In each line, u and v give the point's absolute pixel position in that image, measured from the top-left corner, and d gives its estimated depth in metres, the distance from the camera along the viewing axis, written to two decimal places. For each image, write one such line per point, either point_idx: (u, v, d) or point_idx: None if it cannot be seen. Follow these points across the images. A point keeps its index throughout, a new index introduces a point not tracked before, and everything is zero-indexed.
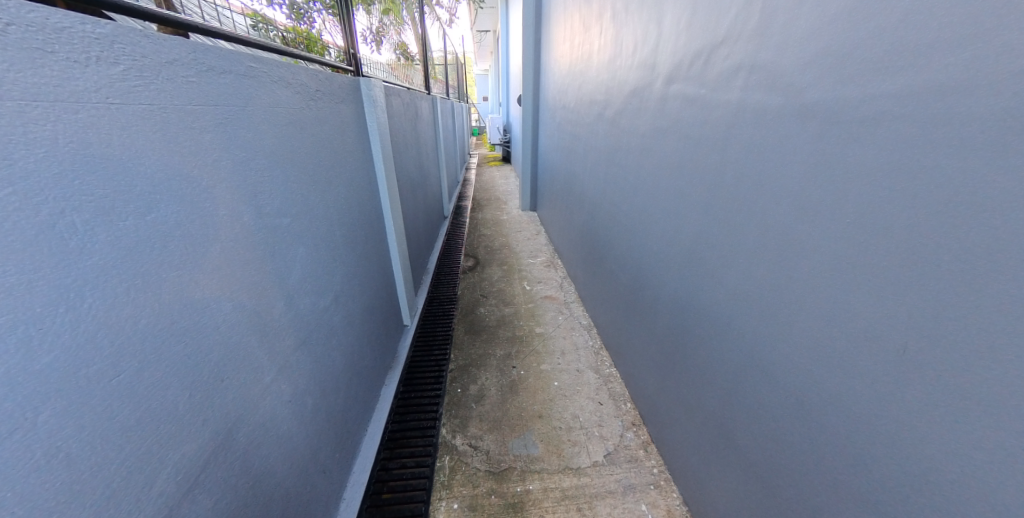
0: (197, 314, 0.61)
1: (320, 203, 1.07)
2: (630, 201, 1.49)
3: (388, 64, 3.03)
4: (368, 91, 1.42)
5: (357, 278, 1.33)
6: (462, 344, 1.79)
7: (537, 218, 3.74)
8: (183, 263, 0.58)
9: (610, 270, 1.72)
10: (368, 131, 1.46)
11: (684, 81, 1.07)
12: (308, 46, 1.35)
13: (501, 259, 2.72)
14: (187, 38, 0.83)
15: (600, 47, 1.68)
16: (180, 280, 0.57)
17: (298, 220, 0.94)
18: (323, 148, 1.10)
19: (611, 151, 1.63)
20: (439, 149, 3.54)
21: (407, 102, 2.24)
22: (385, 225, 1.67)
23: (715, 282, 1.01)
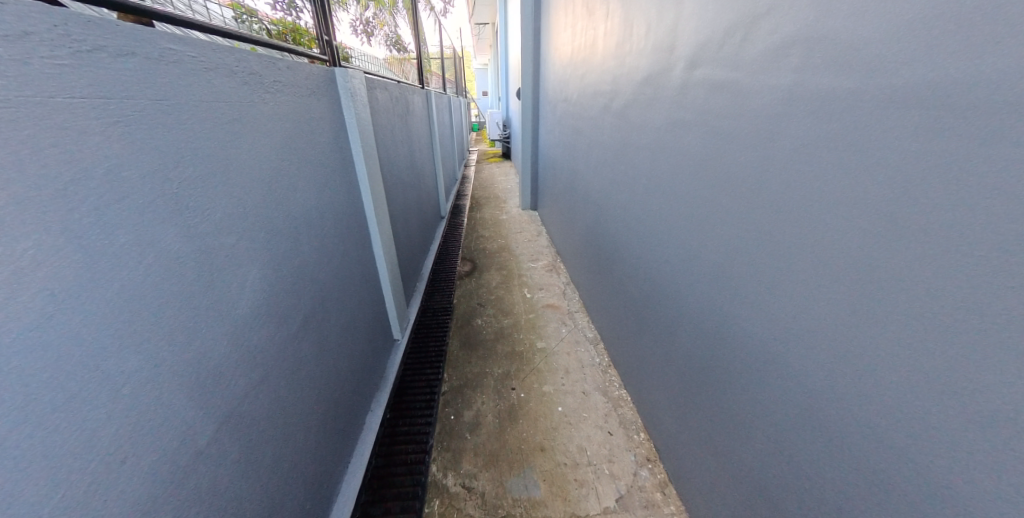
0: (101, 372, 0.47)
1: (283, 214, 0.92)
2: (644, 204, 1.33)
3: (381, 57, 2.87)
4: (346, 83, 1.26)
5: (333, 296, 1.18)
6: (457, 360, 1.65)
7: (538, 218, 3.58)
8: (71, 309, 0.43)
9: (620, 280, 1.56)
10: (345, 127, 1.30)
11: (712, 66, 0.90)
12: (295, 38, 1.19)
13: (499, 263, 2.57)
14: (151, 26, 0.72)
15: (607, 31, 1.50)
16: (67, 333, 0.43)
17: (252, 236, 0.79)
18: (285, 148, 0.94)
19: (621, 148, 1.46)
20: (434, 147, 3.39)
21: (397, 96, 2.08)
22: (369, 231, 1.52)
23: (750, 303, 0.86)
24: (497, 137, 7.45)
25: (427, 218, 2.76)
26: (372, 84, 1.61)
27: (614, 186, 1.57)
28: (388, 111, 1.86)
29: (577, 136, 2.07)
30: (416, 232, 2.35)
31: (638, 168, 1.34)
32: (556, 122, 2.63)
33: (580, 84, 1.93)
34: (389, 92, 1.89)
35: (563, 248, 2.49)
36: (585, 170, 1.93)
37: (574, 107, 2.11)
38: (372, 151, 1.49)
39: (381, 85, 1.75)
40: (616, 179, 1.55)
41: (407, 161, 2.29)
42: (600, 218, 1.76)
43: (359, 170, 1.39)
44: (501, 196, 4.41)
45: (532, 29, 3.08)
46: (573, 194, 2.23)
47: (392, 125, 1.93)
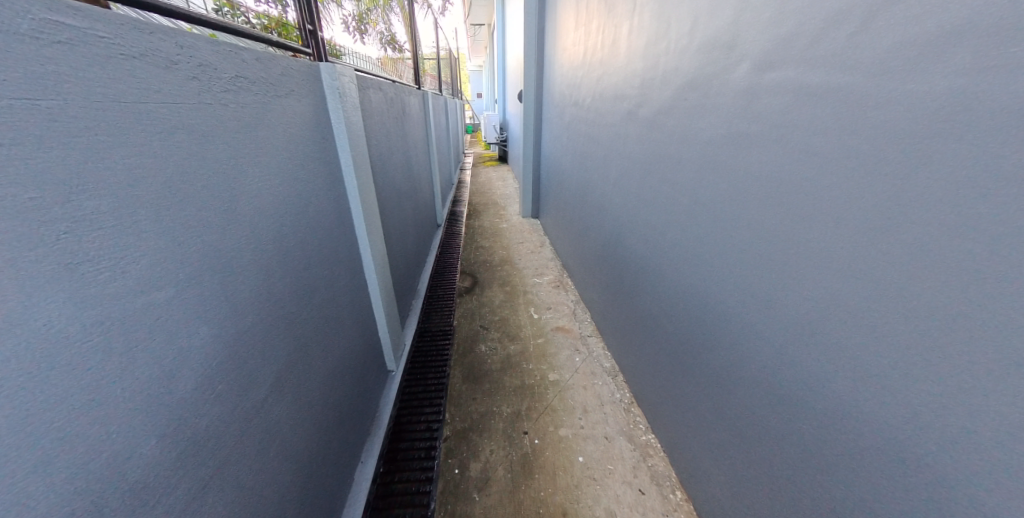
0: None
1: (251, 244, 0.73)
2: (678, 226, 1.16)
3: (375, 57, 2.70)
4: (334, 82, 1.06)
5: (316, 337, 0.99)
6: (461, 395, 1.46)
7: (540, 226, 3.41)
8: None
9: (646, 307, 1.39)
10: (336, 134, 1.11)
11: (793, 68, 0.74)
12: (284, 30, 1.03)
13: (502, 278, 2.39)
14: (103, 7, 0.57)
15: (632, 29, 1.34)
16: None
17: (208, 279, 0.60)
18: (254, 162, 0.75)
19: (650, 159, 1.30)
20: (431, 152, 3.20)
21: (393, 98, 1.89)
22: (361, 252, 1.33)
23: (836, 360, 0.70)
24: (494, 140, 7.26)
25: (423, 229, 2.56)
26: (364, 84, 1.41)
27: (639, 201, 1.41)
28: (382, 114, 1.66)
29: (591, 143, 1.90)
30: (412, 246, 2.15)
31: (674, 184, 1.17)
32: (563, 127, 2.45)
33: (596, 87, 1.76)
34: (383, 93, 1.69)
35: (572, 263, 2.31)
36: (603, 181, 1.76)
37: (587, 112, 1.94)
38: (364, 160, 1.30)
39: (374, 84, 1.54)
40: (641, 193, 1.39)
41: (403, 169, 2.09)
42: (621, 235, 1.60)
43: (348, 184, 1.20)
44: (501, 202, 4.23)
45: (536, 28, 2.90)
46: (584, 206, 2.06)
47: (386, 129, 1.73)
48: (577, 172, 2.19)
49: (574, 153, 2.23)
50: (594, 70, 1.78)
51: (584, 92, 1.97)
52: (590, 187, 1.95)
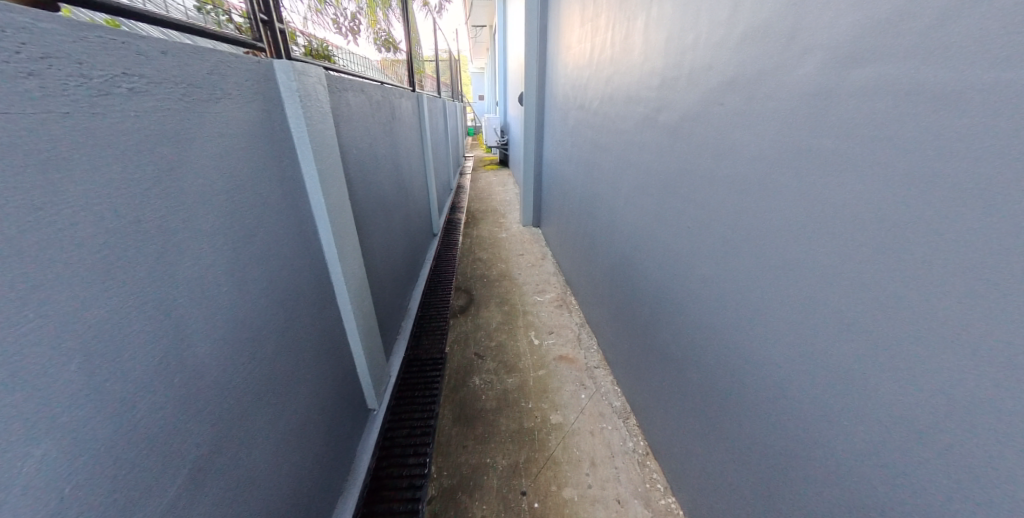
0: None
1: (170, 300, 0.55)
2: (708, 255, 0.98)
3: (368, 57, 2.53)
4: (292, 83, 0.87)
5: (269, 395, 0.81)
6: (450, 442, 1.28)
7: (542, 236, 3.22)
8: None
9: (665, 343, 1.20)
10: (299, 146, 0.92)
11: (883, 62, 0.54)
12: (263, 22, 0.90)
13: (500, 295, 2.20)
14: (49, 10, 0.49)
15: (650, 22, 1.16)
16: None
17: (78, 370, 0.42)
18: (177, 190, 0.57)
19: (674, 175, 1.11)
20: (427, 158, 3.03)
21: (380, 101, 1.71)
22: (334, 280, 1.15)
23: (944, 464, 0.51)
24: (495, 143, 7.08)
25: (415, 242, 2.37)
26: (338, 85, 1.22)
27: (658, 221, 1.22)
28: (363, 120, 1.46)
29: (599, 152, 1.71)
30: (401, 263, 1.96)
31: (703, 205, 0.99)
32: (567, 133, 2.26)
33: (606, 89, 1.57)
34: (365, 95, 1.50)
35: (577, 280, 2.12)
36: (613, 194, 1.57)
37: (595, 117, 1.75)
38: (337, 174, 1.11)
39: (352, 85, 1.35)
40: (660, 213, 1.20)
41: (390, 179, 1.90)
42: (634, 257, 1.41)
43: (316, 204, 1.01)
44: (501, 209, 4.05)
45: (539, 26, 2.71)
46: (592, 221, 1.87)
47: (369, 136, 1.53)
48: (582, 183, 2.00)
49: (580, 162, 2.04)
50: (603, 70, 1.59)
51: (591, 95, 1.78)
52: (598, 200, 1.76)
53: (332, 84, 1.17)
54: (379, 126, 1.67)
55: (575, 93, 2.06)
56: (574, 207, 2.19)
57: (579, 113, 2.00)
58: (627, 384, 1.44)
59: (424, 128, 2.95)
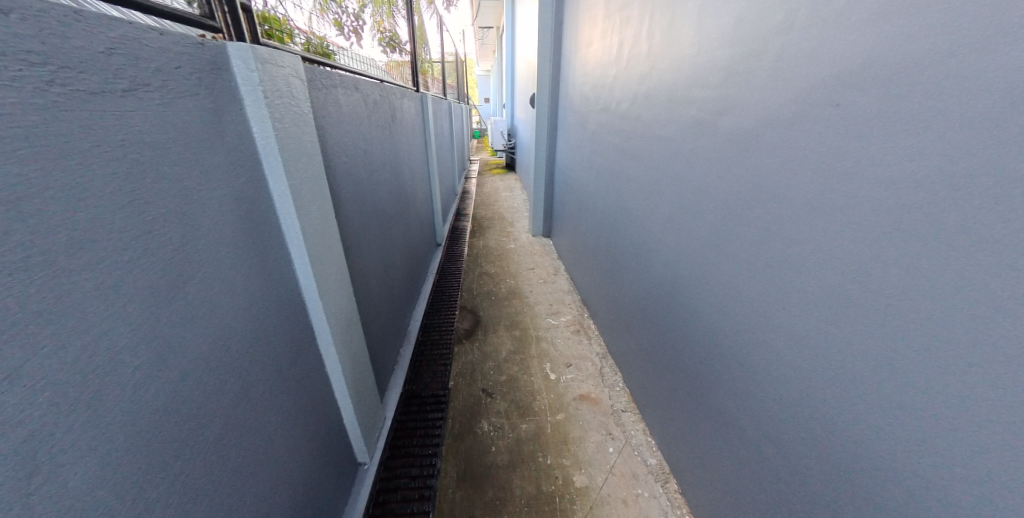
0: None
1: (22, 407, 0.34)
2: (797, 298, 0.76)
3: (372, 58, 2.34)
4: (254, 74, 0.65)
5: (216, 488, 0.60)
6: (455, 511, 1.06)
7: (552, 246, 3.01)
8: None
9: (723, 397, 0.98)
10: (263, 157, 0.71)
11: None
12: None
13: (509, 317, 1.98)
14: None
15: (705, 11, 0.95)
16: None
17: None
18: (51, 231, 0.36)
19: (741, 192, 0.90)
20: (431, 164, 2.83)
21: (378, 101, 1.51)
22: (314, 319, 0.93)
23: None
24: (502, 147, 6.87)
25: (416, 257, 2.15)
26: (322, 80, 1.00)
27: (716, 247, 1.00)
28: (356, 122, 1.25)
29: (630, 160, 1.49)
30: (399, 283, 1.74)
31: (789, 234, 0.77)
32: (586, 137, 2.05)
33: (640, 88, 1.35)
34: (359, 93, 1.28)
35: (597, 302, 1.89)
36: (650, 210, 1.35)
37: (623, 121, 1.52)
38: (317, 189, 0.89)
39: (341, 81, 1.13)
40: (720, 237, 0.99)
41: (387, 189, 1.68)
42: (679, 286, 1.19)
43: (289, 228, 0.79)
44: (508, 216, 3.84)
45: (553, 22, 2.50)
46: (619, 237, 1.65)
47: (363, 140, 1.32)
48: (606, 194, 1.78)
49: (603, 170, 1.82)
50: (636, 67, 1.37)
51: (618, 95, 1.56)
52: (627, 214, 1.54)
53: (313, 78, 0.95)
54: (376, 129, 1.46)
55: (596, 94, 1.84)
56: (595, 220, 1.97)
57: (601, 115, 1.77)
58: (667, 437, 1.21)
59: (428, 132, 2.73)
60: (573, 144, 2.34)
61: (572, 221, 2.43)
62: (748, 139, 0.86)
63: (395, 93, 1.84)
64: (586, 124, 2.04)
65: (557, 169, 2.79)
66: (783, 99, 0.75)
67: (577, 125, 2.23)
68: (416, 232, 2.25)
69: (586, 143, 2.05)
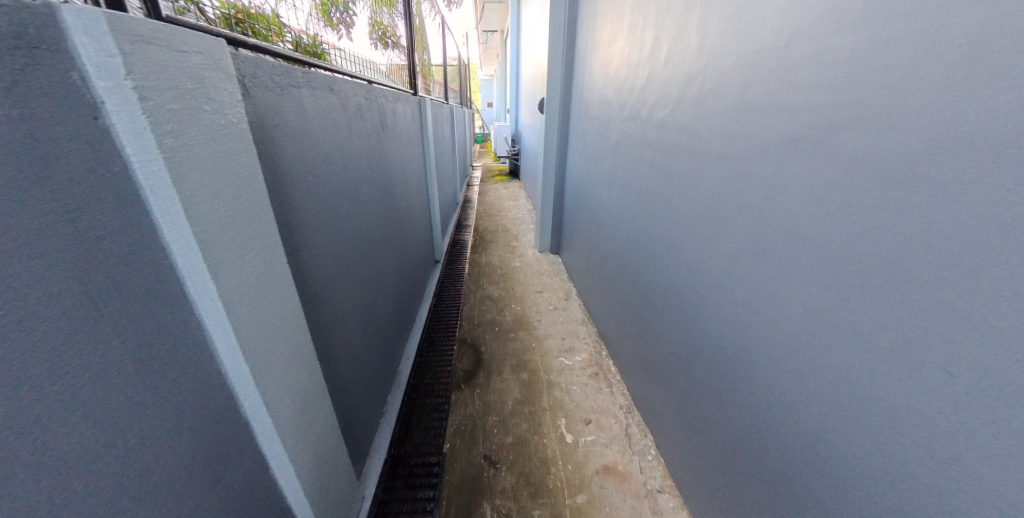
0: None
1: None
2: (985, 411, 0.49)
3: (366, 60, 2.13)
4: (114, 61, 0.39)
5: None
6: None
7: (561, 264, 2.75)
8: None
9: (819, 510, 0.71)
10: (153, 197, 0.44)
11: None
12: None
13: (516, 354, 1.72)
14: None
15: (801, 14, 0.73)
16: None
17: None
18: None
19: (860, 238, 0.63)
20: (429, 175, 2.60)
21: (363, 106, 1.26)
22: (261, 417, 0.66)
23: None
24: (506, 153, 6.61)
25: (409, 283, 1.88)
26: (274, 75, 0.74)
27: (810, 305, 0.74)
28: (329, 131, 0.99)
29: (670, 177, 1.23)
30: (386, 320, 1.47)
31: (964, 312, 0.50)
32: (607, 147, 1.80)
33: (688, 91, 1.09)
34: (334, 95, 1.02)
35: (621, 340, 1.62)
36: (702, 241, 1.08)
37: (660, 131, 1.27)
38: (257, 228, 0.63)
39: (308, 78, 0.87)
40: (817, 292, 0.72)
41: (373, 209, 1.41)
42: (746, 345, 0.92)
43: (202, 295, 0.52)
44: (513, 229, 3.59)
45: (566, 19, 2.26)
46: (652, 267, 1.39)
47: (340, 153, 1.06)
48: (634, 215, 1.51)
49: (630, 187, 1.56)
50: (680, 65, 1.12)
51: (651, 99, 1.30)
52: (666, 242, 1.28)
53: (257, 70, 0.69)
54: (358, 139, 1.20)
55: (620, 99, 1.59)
56: (617, 244, 1.71)
57: (628, 124, 1.52)
58: None
59: (426, 139, 2.47)
60: (590, 155, 2.09)
61: (588, 240, 2.17)
62: (881, 162, 0.59)
63: (385, 95, 1.58)
64: (606, 134, 1.79)
65: (569, 181, 2.54)
66: (965, 102, 0.49)
67: (594, 133, 1.98)
68: (410, 254, 1.99)
69: (607, 154, 1.80)
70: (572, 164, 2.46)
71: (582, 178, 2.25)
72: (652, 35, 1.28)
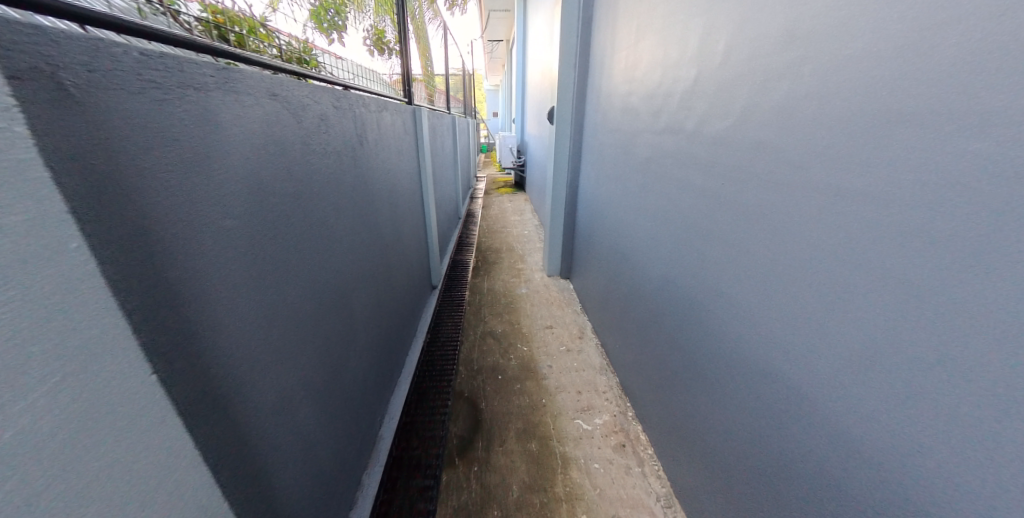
0: None
1: None
2: None
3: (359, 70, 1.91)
4: None
5: None
6: None
7: (573, 292, 2.46)
8: None
9: None
10: None
11: None
12: None
13: (522, 414, 1.42)
14: None
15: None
16: None
17: None
18: None
19: None
20: (426, 193, 2.33)
21: (328, 119, 1.00)
22: None
23: None
24: (511, 164, 6.34)
25: (394, 324, 1.58)
26: (151, 69, 0.48)
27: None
28: (265, 152, 0.72)
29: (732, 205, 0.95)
30: (358, 379, 1.18)
31: None
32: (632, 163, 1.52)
33: (764, 94, 0.81)
34: (277, 102, 0.76)
35: (654, 401, 1.31)
36: (784, 300, 0.79)
37: (712, 145, 0.99)
38: (53, 337, 0.34)
39: (222, 74, 0.60)
40: None
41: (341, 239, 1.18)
42: (866, 455, 0.64)
43: None
44: (518, 248, 3.31)
45: (581, 18, 1.99)
46: (702, 317, 1.09)
47: (289, 179, 0.79)
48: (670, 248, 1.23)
49: (665, 217, 1.28)
50: (753, 59, 0.84)
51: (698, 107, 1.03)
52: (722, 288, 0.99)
53: (104, 58, 0.42)
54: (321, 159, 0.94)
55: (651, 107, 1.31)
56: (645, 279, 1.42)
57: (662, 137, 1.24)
58: None
59: (420, 153, 2.21)
60: (608, 172, 1.81)
61: (605, 270, 1.87)
62: None
63: (364, 103, 1.32)
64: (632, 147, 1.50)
65: (581, 199, 2.26)
66: None
67: (615, 147, 1.70)
68: (396, 288, 1.69)
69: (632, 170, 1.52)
70: (586, 181, 2.18)
71: (599, 197, 1.97)
72: (703, 26, 1.00)
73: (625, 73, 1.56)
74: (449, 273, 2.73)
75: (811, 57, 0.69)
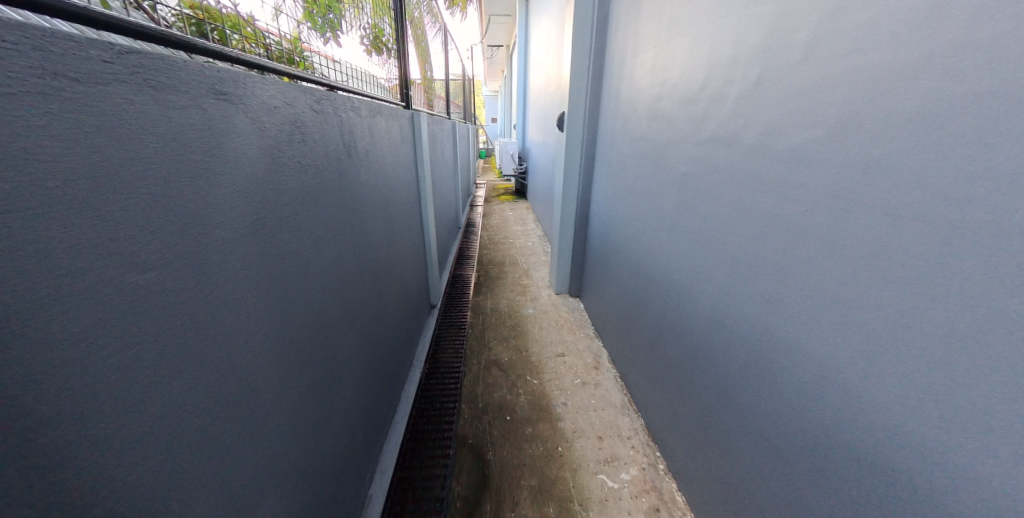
0: None
1: None
2: None
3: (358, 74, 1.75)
4: None
5: None
6: None
7: (582, 312, 2.28)
8: None
9: None
10: None
11: None
12: None
13: (535, 468, 1.25)
14: None
15: None
16: None
17: None
18: None
19: None
20: (424, 206, 2.15)
21: (302, 129, 0.83)
22: None
23: None
24: (512, 172, 6.16)
25: (385, 361, 1.39)
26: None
27: None
28: (198, 168, 0.54)
29: (806, 235, 0.80)
30: (339, 433, 1.00)
31: None
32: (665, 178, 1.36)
33: (883, 101, 0.66)
34: (224, 103, 0.60)
35: (699, 452, 1.14)
36: (917, 362, 0.62)
37: (788, 163, 0.84)
38: None
39: (124, 60, 0.43)
40: None
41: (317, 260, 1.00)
42: None
43: None
44: (522, 262, 3.12)
45: (595, 18, 1.83)
46: (766, 363, 0.93)
47: (242, 202, 0.62)
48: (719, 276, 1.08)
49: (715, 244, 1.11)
50: (870, 58, 0.67)
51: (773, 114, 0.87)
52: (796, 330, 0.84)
53: None
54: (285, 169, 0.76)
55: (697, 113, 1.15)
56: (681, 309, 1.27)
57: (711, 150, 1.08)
58: None
59: (419, 163, 2.02)
60: (631, 186, 1.64)
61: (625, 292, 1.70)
62: None
63: (353, 107, 1.13)
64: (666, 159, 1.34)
65: (594, 212, 2.10)
66: None
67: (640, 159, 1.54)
68: (389, 316, 1.50)
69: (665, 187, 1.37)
70: (600, 193, 2.02)
71: (616, 212, 1.81)
72: (782, 17, 0.85)
73: (653, 74, 1.39)
74: (449, 291, 2.54)
75: (977, 55, 0.54)
